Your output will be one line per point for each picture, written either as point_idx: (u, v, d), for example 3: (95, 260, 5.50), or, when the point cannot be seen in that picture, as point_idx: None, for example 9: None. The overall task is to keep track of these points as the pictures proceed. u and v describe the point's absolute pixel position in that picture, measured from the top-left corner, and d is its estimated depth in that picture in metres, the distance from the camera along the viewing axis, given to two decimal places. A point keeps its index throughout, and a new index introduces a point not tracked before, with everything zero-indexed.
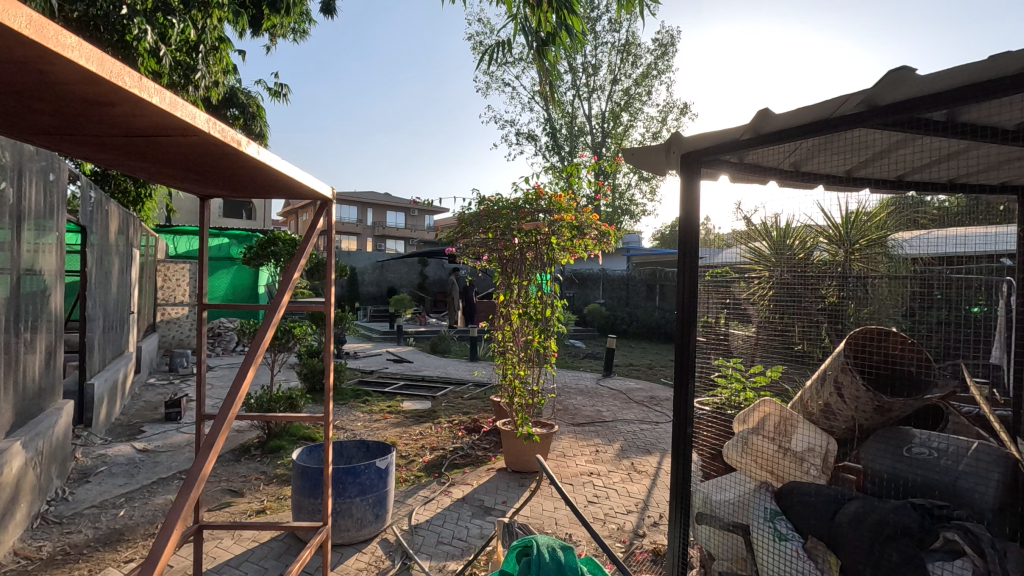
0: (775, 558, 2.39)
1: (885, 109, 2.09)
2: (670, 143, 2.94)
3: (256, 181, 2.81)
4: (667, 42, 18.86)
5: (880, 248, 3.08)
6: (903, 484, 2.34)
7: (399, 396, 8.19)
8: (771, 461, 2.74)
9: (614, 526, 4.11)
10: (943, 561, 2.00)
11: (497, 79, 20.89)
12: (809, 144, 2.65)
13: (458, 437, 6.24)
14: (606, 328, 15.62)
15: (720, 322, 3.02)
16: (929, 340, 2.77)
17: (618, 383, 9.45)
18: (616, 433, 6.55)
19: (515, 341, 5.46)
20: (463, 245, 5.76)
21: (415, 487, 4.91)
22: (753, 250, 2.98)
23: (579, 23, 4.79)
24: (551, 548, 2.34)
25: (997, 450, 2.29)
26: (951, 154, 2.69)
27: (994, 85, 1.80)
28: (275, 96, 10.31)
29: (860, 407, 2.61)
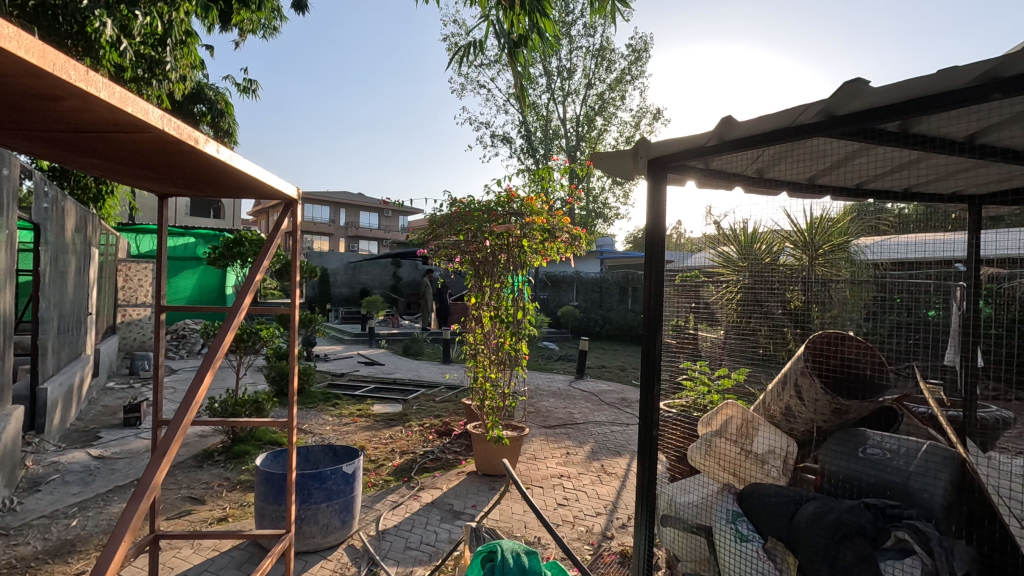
0: (736, 559, 2.42)
1: (842, 119, 2.15)
2: (637, 148, 2.97)
3: (218, 180, 2.74)
4: (642, 48, 19.10)
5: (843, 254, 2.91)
6: (858, 484, 2.40)
7: (369, 399, 8.09)
8: (733, 463, 2.79)
9: (583, 528, 4.13)
10: (894, 559, 2.04)
11: (472, 81, 20.83)
12: (772, 152, 2.71)
13: (428, 441, 6.19)
14: (579, 330, 15.75)
15: (690, 325, 3.09)
16: (883, 344, 2.85)
17: (591, 385, 9.51)
18: (587, 435, 6.58)
19: (486, 343, 5.44)
20: (435, 246, 5.71)
21: (384, 492, 4.84)
22: (720, 254, 2.99)
23: (552, 26, 4.80)
24: (516, 553, 2.33)
25: (946, 450, 2.37)
26: (904, 164, 2.79)
27: (944, 99, 1.86)
28: (244, 92, 10.09)
29: (819, 410, 2.67)
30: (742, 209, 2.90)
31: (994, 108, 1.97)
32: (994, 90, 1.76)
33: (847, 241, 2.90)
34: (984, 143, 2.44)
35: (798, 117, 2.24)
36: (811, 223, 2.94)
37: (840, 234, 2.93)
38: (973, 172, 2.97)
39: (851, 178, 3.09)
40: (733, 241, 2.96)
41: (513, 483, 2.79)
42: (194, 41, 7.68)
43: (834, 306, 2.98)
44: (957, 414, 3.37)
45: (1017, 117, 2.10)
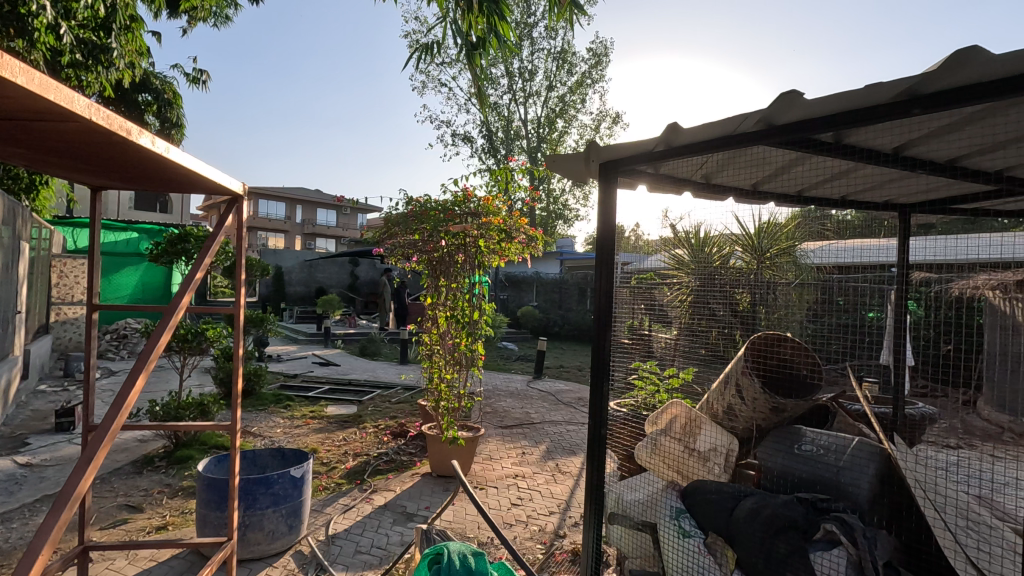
0: (679, 556, 2.47)
1: (780, 128, 2.23)
2: (589, 152, 2.99)
3: (157, 174, 2.62)
4: (602, 53, 19.37)
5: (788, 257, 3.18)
6: (792, 479, 2.52)
7: (323, 401, 7.92)
8: (677, 461, 2.85)
9: (536, 527, 4.16)
10: (823, 550, 2.14)
11: (434, 79, 20.64)
12: (718, 157, 2.78)
13: (382, 442, 6.10)
14: (538, 330, 15.84)
15: (645, 325, 3.18)
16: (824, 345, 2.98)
17: (548, 385, 9.59)
18: (543, 435, 6.63)
19: (442, 344, 5.39)
20: (391, 245, 5.64)
21: (335, 496, 4.73)
22: (675, 257, 3.12)
23: (509, 30, 4.83)
24: (463, 555, 2.33)
25: (873, 445, 2.50)
26: (841, 172, 2.91)
27: (870, 113, 1.96)
28: (193, 82, 9.71)
29: (758, 408, 2.79)
30: (696, 213, 2.85)
31: (917, 121, 2.09)
32: (914, 106, 1.86)
33: (794, 245, 3.17)
34: (908, 155, 2.60)
35: (740, 127, 2.32)
36: (759, 228, 3.00)
37: (788, 239, 3.17)
38: (900, 183, 3.15)
39: (792, 185, 3.28)
40: (686, 244, 3.07)
41: (463, 484, 2.79)
42: (139, 28, 7.34)
43: (779, 308, 3.18)
44: (887, 411, 3.55)
45: (937, 131, 2.24)
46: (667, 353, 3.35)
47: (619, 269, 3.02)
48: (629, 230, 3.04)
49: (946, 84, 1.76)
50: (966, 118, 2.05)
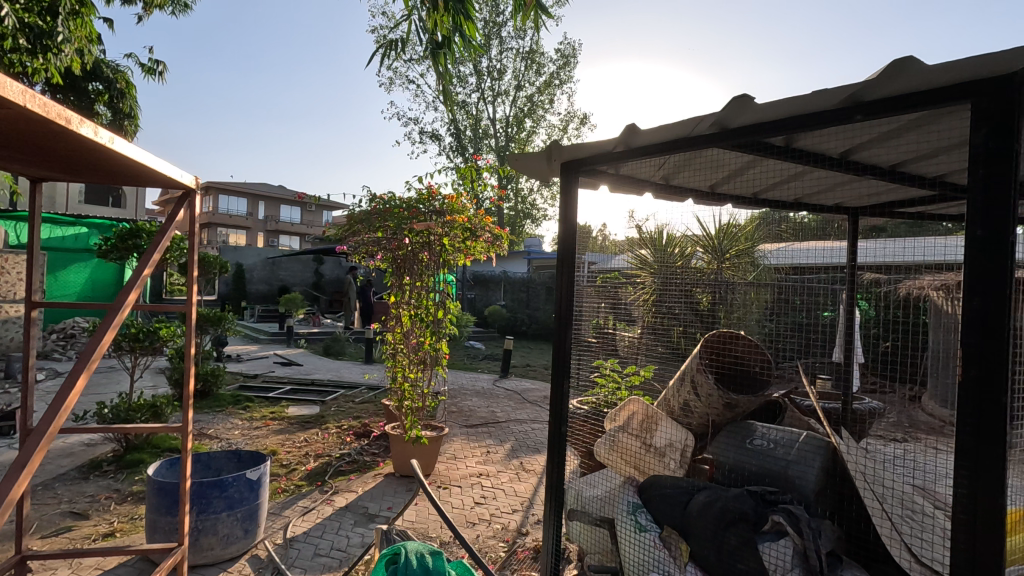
0: (635, 550, 2.51)
1: (734, 131, 2.29)
2: (550, 151, 3.00)
3: (101, 165, 2.51)
4: (570, 54, 19.52)
5: (748, 258, 3.38)
6: (743, 474, 2.61)
7: (285, 401, 7.74)
8: (635, 457, 2.90)
9: (498, 526, 4.15)
10: (770, 540, 2.20)
11: (401, 75, 20.39)
12: (675, 159, 2.84)
13: (345, 443, 6.01)
14: (506, 329, 15.87)
15: (610, 324, 3.13)
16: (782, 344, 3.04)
17: (514, 384, 9.62)
18: (508, 433, 6.65)
19: (406, 343, 5.34)
20: (354, 243, 5.56)
21: (294, 498, 4.63)
22: (638, 257, 3.21)
23: (475, 29, 4.81)
24: (420, 554, 2.32)
25: (820, 439, 2.60)
26: (793, 175, 3.02)
27: (816, 118, 2.03)
28: (149, 73, 9.34)
29: (712, 404, 2.87)
30: (660, 215, 2.90)
31: (861, 127, 2.17)
32: (857, 112, 1.93)
33: (752, 247, 3.34)
34: (854, 159, 2.71)
35: (696, 129, 2.37)
36: (719, 228, 3.11)
37: (747, 240, 3.36)
38: (849, 186, 3.27)
39: (748, 188, 3.34)
40: (651, 245, 3.15)
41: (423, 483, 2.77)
42: (89, 13, 7.00)
43: (738, 307, 3.23)
44: (836, 406, 3.70)
45: (880, 138, 2.34)
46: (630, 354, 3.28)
47: (586, 269, 3.12)
48: (595, 230, 3.09)
49: (886, 92, 1.83)
50: (907, 124, 2.14)
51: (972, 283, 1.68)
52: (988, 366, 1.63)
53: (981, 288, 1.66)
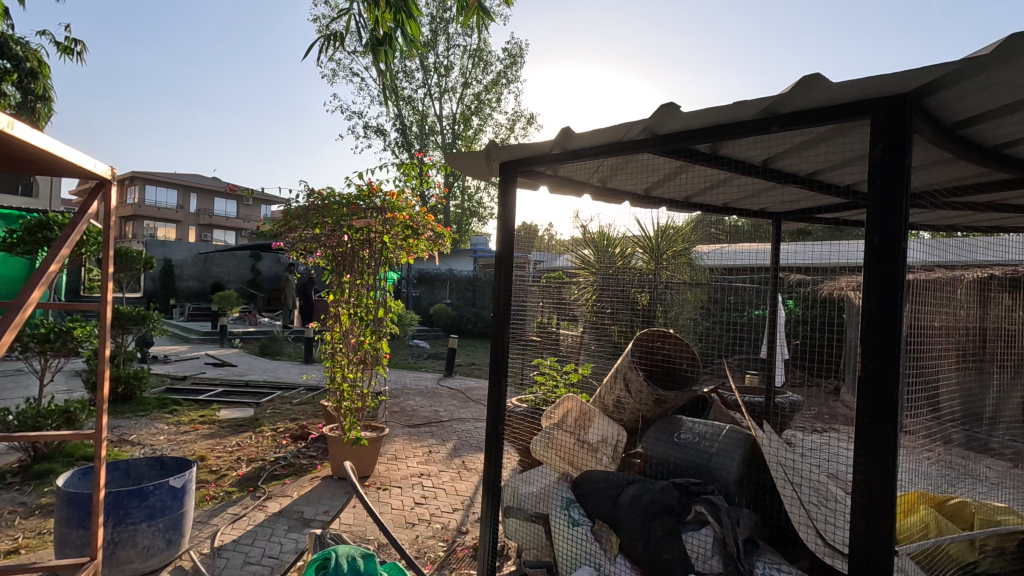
0: (568, 544, 2.55)
1: (663, 138, 2.37)
2: (489, 151, 2.99)
3: (1, 150, 2.29)
4: (517, 54, 19.59)
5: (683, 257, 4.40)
6: (669, 466, 2.75)
7: (216, 404, 7.39)
8: (569, 453, 2.96)
9: (438, 525, 4.13)
10: (693, 530, 2.28)
11: (344, 67, 19.84)
12: (610, 163, 2.93)
13: (280, 446, 5.81)
14: (450, 327, 15.78)
15: (552, 323, 3.24)
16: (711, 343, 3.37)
17: (458, 382, 9.60)
18: (451, 432, 6.63)
19: (345, 342, 5.20)
20: (290, 239, 5.37)
21: (224, 505, 4.43)
22: (580, 256, 3.31)
23: (417, 26, 4.78)
24: (352, 558, 2.28)
25: (742, 432, 2.74)
26: (720, 180, 3.15)
27: (738, 128, 2.13)
28: (65, 53, 8.66)
29: (643, 401, 3.04)
30: (604, 215, 2.97)
31: (779, 138, 2.31)
32: (773, 124, 2.05)
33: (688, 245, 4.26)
34: (776, 168, 2.87)
35: (628, 134, 2.44)
36: (652, 231, 3.61)
37: (683, 242, 4.30)
38: (772, 193, 3.47)
39: (679, 192, 3.51)
40: (593, 249, 3.38)
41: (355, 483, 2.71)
42: None
43: (673, 305, 3.66)
44: (760, 399, 3.91)
45: (796, 148, 2.50)
46: (573, 350, 3.40)
47: (532, 268, 3.14)
48: (542, 229, 3.10)
49: (798, 106, 1.94)
50: (818, 136, 2.28)
51: (870, 286, 1.82)
52: (882, 361, 1.78)
53: (878, 289, 1.79)
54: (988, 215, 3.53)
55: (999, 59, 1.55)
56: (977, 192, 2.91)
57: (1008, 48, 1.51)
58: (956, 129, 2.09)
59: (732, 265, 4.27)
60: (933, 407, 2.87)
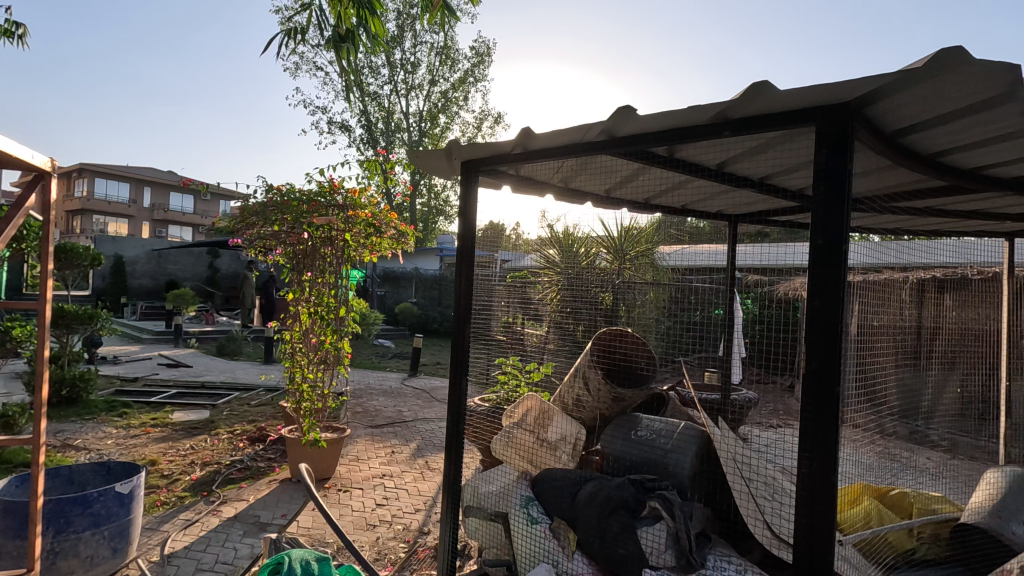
0: (527, 542, 2.56)
1: (622, 140, 2.41)
2: (450, 150, 2.98)
3: None
4: (484, 53, 19.56)
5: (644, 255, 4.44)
6: (626, 463, 2.79)
7: (169, 406, 7.13)
8: (529, 451, 2.98)
9: (400, 526, 4.10)
10: (648, 526, 2.33)
11: (308, 61, 19.41)
12: (571, 164, 2.96)
13: (237, 449, 5.65)
14: (416, 326, 15.60)
15: (518, 322, 3.26)
16: (678, 342, 3.34)
17: (423, 382, 9.53)
18: (414, 432, 6.58)
19: (305, 342, 5.09)
20: (248, 236, 5.23)
21: (175, 510, 4.27)
22: (545, 257, 3.62)
23: (381, 23, 4.72)
24: (306, 562, 2.24)
25: (696, 428, 2.81)
26: (678, 183, 3.23)
27: (693, 131, 2.18)
28: (5, 36, 8.19)
29: (601, 399, 3.11)
30: (570, 216, 3.02)
31: (732, 142, 2.37)
32: (725, 128, 2.10)
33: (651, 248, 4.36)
34: (731, 171, 2.95)
35: (586, 136, 2.47)
36: (621, 230, 4.03)
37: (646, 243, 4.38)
38: (728, 196, 3.58)
39: (639, 194, 3.58)
40: (557, 247, 3.53)
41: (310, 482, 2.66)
42: None
43: (638, 307, 3.81)
44: (716, 397, 4.03)
45: (748, 153, 2.58)
46: (538, 349, 3.45)
47: (498, 267, 3.16)
48: (510, 228, 3.16)
49: (749, 112, 2.00)
50: (769, 142, 2.36)
51: (814, 287, 1.88)
52: (825, 359, 1.85)
53: (822, 290, 1.86)
54: (927, 219, 3.72)
55: (932, 72, 1.63)
56: (917, 197, 3.06)
57: (939, 61, 1.58)
58: (896, 136, 2.19)
59: (691, 266, 4.25)
60: (874, 401, 3.01)
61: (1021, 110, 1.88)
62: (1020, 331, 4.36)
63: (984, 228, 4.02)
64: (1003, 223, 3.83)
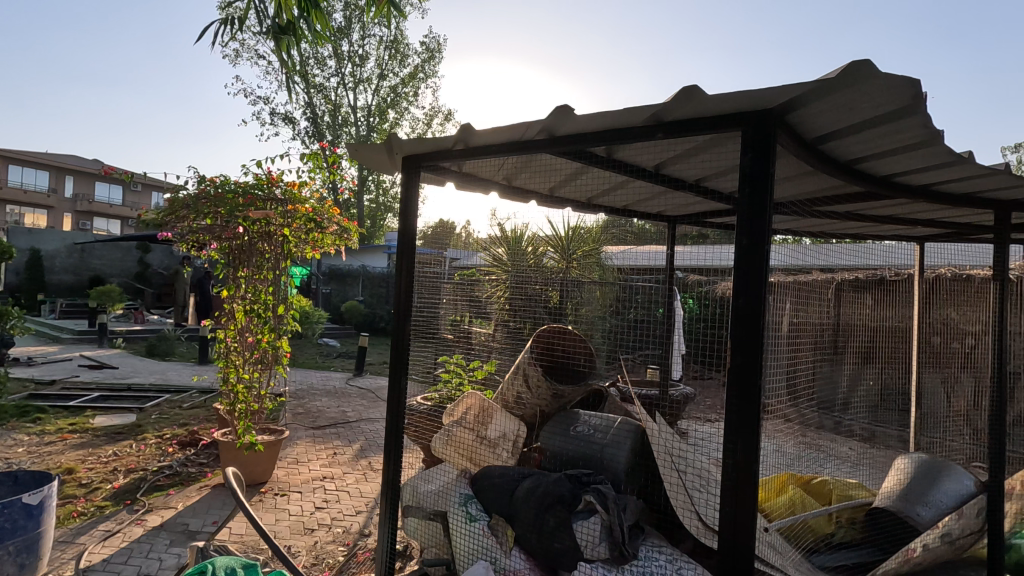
0: (466, 540, 2.54)
1: (561, 139, 2.43)
2: (391, 145, 2.93)
3: None
4: (435, 49, 19.35)
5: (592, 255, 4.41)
6: (565, 458, 2.83)
7: (90, 410, 6.67)
8: (469, 449, 2.99)
9: (340, 529, 4.00)
10: (583, 519, 2.36)
11: (249, 48, 18.59)
12: (513, 162, 2.97)
13: (165, 454, 5.36)
14: (363, 326, 15.26)
15: (466, 320, 3.33)
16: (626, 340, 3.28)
17: (369, 382, 9.34)
18: (358, 433, 6.44)
19: (240, 341, 4.87)
20: (179, 229, 4.94)
21: (95, 521, 4.00)
22: (492, 255, 3.72)
23: (323, 15, 4.57)
24: (232, 570, 2.15)
25: (632, 423, 2.88)
26: (618, 184, 3.31)
27: (629, 133, 2.23)
28: None
29: (541, 396, 3.16)
30: (520, 216, 3.21)
31: (666, 145, 2.45)
32: (659, 131, 2.16)
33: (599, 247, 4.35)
34: (668, 173, 3.04)
35: (527, 133, 2.48)
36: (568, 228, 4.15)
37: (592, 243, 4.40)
38: (667, 198, 3.68)
39: (582, 194, 3.63)
40: (502, 244, 3.64)
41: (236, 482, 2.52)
42: None
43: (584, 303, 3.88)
44: (655, 392, 4.14)
45: (683, 156, 2.66)
46: (484, 348, 3.47)
47: (444, 265, 3.21)
48: (460, 227, 3.27)
49: (682, 116, 2.06)
50: (701, 145, 2.44)
51: (740, 285, 1.96)
52: (748, 354, 1.93)
53: (746, 289, 1.95)
54: (847, 223, 3.96)
55: (844, 83, 1.73)
56: (838, 203, 3.25)
57: (849, 74, 1.68)
58: (816, 143, 2.31)
59: (634, 267, 4.27)
60: (795, 393, 3.19)
61: (923, 122, 2.03)
62: (929, 328, 4.73)
63: (899, 232, 4.32)
64: (915, 228, 4.12)
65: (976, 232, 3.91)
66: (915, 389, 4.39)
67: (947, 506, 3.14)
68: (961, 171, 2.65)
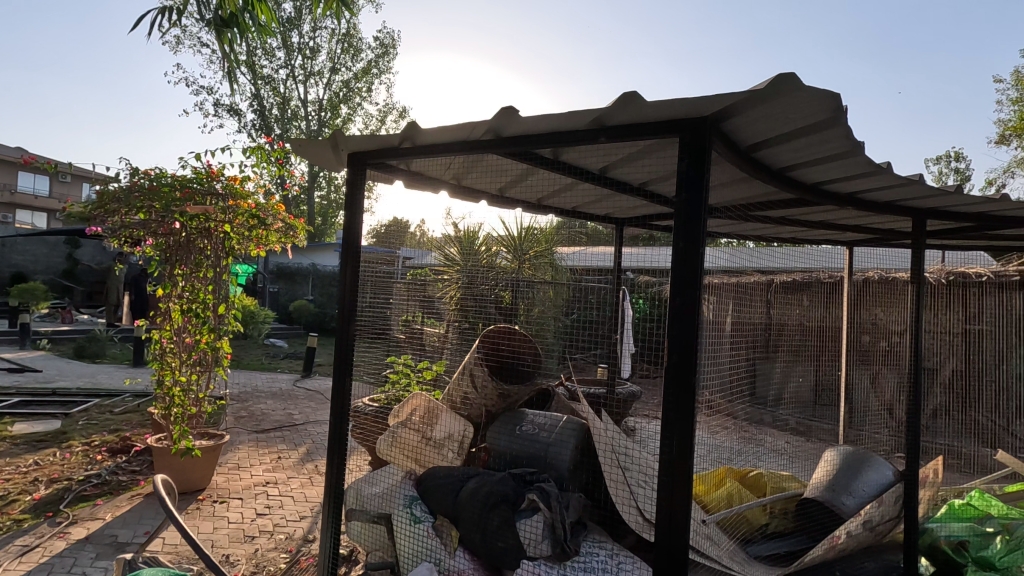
0: (410, 542, 2.53)
1: (507, 139, 2.44)
2: (336, 142, 2.85)
3: None
4: (389, 44, 19.06)
5: (546, 259, 4.43)
6: (511, 457, 2.86)
7: (8, 417, 6.21)
8: (415, 450, 2.97)
9: (282, 535, 3.88)
10: (526, 518, 2.38)
11: (192, 35, 17.76)
12: (460, 161, 2.96)
13: (94, 463, 5.05)
14: (313, 326, 14.85)
15: (417, 320, 3.32)
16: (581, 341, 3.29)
17: (317, 383, 9.11)
18: (304, 436, 6.26)
19: (176, 342, 4.65)
20: (110, 224, 4.68)
21: (10, 536, 3.73)
22: (444, 255, 3.62)
23: (268, 7, 4.42)
24: None
25: (577, 421, 2.93)
26: (566, 185, 3.34)
27: (572, 135, 2.26)
28: None
29: (487, 396, 3.15)
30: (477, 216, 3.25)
31: (611, 148, 2.50)
32: (601, 134, 2.20)
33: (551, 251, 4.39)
34: (614, 176, 3.11)
35: (473, 134, 2.47)
36: (520, 230, 4.21)
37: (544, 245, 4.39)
38: (615, 200, 3.76)
39: (531, 195, 3.65)
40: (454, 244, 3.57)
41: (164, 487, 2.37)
42: None
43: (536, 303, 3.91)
44: (602, 390, 4.26)
45: (627, 160, 2.73)
46: (437, 348, 3.44)
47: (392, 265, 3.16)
48: (414, 226, 3.23)
49: (623, 120, 2.11)
50: (644, 149, 2.51)
51: (677, 286, 2.03)
52: (685, 352, 1.99)
53: (683, 290, 2.01)
54: (784, 228, 4.15)
55: (772, 94, 1.81)
56: (773, 208, 3.40)
57: (777, 85, 1.76)
58: (750, 150, 2.42)
59: (587, 267, 4.31)
60: (734, 390, 3.31)
61: (844, 133, 2.15)
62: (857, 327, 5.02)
63: (830, 237, 4.57)
64: (845, 233, 4.37)
65: (898, 238, 4.18)
66: (844, 385, 4.65)
67: (868, 494, 3.34)
68: (882, 180, 2.82)
